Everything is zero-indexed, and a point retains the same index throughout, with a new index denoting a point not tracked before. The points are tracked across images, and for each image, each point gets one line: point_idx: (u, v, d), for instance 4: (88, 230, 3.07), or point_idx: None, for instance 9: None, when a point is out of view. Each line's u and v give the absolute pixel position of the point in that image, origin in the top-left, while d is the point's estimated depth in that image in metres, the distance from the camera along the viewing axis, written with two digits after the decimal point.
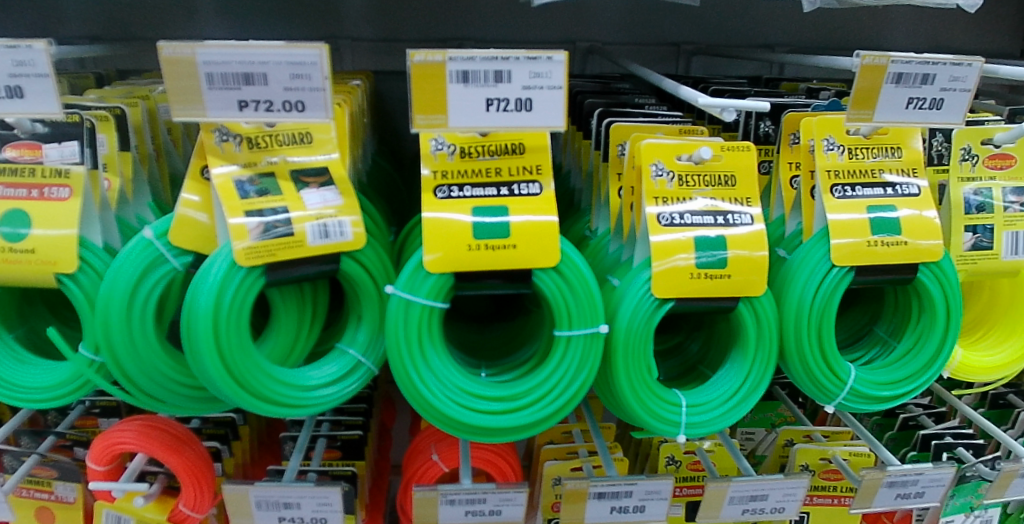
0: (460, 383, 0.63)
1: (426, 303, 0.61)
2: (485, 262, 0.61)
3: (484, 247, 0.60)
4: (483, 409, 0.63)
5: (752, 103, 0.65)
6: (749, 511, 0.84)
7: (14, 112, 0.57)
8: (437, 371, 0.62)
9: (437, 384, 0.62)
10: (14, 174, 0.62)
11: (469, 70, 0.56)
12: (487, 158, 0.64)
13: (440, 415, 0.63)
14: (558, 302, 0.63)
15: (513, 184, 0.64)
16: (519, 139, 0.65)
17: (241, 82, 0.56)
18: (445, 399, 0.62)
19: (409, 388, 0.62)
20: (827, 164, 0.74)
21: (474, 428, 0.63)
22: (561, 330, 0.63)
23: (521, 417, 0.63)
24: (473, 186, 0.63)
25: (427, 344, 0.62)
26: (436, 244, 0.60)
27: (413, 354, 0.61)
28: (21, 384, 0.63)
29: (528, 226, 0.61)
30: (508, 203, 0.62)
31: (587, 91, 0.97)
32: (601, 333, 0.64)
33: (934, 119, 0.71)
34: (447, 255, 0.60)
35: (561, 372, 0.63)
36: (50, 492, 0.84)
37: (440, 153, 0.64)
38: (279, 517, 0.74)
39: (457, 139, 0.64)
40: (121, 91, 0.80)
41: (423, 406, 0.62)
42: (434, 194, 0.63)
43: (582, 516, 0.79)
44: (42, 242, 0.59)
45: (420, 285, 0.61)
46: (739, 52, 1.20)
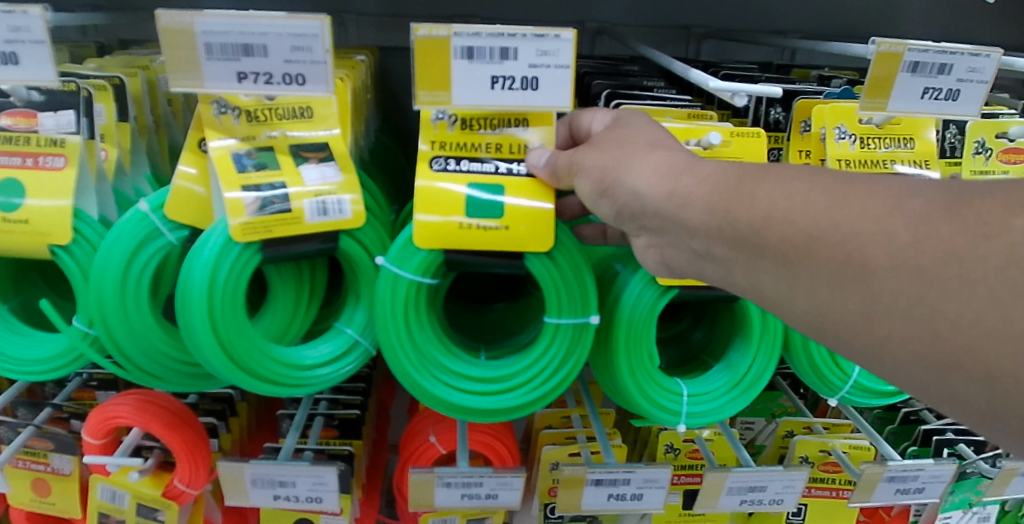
0: (449, 363, 0.63)
1: (413, 279, 0.60)
2: (476, 242, 0.59)
3: (474, 226, 0.59)
4: (477, 391, 0.63)
5: (764, 88, 0.64)
6: (747, 502, 0.84)
7: (9, 80, 0.56)
8: (423, 349, 0.62)
9: (421, 362, 0.62)
10: (9, 142, 0.60)
11: (475, 46, 0.55)
12: (488, 131, 0.62)
13: (433, 398, 0.62)
14: (549, 287, 0.62)
15: (514, 161, 0.61)
16: (524, 115, 0.62)
17: (240, 53, 0.55)
18: (433, 378, 0.62)
19: (398, 370, 0.61)
20: (838, 153, 0.72)
21: (472, 410, 0.63)
22: (550, 317, 0.62)
23: (515, 397, 0.63)
24: (470, 161, 0.61)
25: (414, 323, 0.61)
26: (427, 219, 0.59)
27: (399, 332, 0.60)
28: (16, 357, 0.62)
29: (524, 211, 0.59)
30: (504, 181, 0.60)
31: (595, 72, 0.94)
32: (591, 324, 0.63)
33: (949, 111, 0.69)
34: (439, 230, 0.59)
35: (553, 352, 0.63)
36: (46, 464, 0.83)
37: (440, 123, 0.61)
38: (274, 495, 0.74)
39: (457, 110, 0.62)
40: (121, 61, 0.77)
41: (414, 388, 0.62)
42: (429, 166, 0.61)
43: (579, 503, 0.79)
44: (37, 213, 0.58)
45: (409, 259, 0.60)
46: (753, 37, 1.17)
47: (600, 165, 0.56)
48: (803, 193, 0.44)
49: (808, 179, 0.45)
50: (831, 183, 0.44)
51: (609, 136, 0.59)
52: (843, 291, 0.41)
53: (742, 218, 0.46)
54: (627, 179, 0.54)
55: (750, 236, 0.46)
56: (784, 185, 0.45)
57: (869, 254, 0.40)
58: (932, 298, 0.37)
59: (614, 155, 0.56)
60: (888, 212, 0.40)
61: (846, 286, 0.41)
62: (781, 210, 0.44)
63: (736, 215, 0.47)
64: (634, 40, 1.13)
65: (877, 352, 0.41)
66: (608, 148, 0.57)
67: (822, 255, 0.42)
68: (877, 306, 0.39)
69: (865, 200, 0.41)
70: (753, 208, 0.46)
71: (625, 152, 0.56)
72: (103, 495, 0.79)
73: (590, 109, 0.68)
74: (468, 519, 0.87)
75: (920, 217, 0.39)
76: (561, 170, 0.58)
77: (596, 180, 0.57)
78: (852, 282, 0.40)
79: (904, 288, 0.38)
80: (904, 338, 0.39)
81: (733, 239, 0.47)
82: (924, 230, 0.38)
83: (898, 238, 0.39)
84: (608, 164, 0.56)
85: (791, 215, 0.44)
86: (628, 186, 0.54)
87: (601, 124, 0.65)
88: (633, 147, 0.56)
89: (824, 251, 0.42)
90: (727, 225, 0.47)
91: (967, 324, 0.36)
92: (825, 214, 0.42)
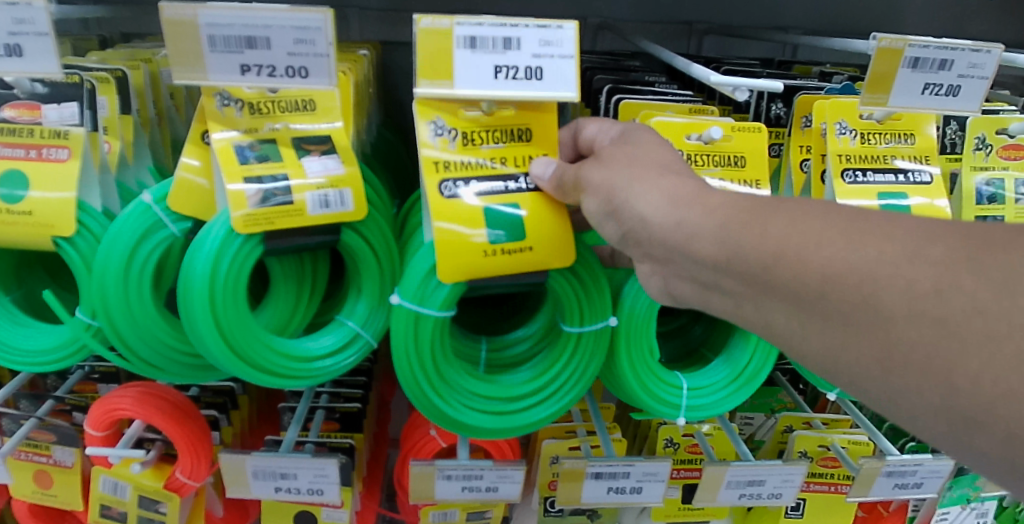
0: (476, 388, 0.64)
1: (439, 315, 0.59)
2: (501, 268, 0.58)
3: (500, 251, 0.57)
4: (515, 409, 0.65)
5: (766, 82, 0.64)
6: (746, 496, 0.84)
7: (13, 71, 0.56)
8: (451, 382, 0.62)
9: (453, 396, 0.62)
10: (13, 134, 0.60)
11: (478, 36, 0.55)
12: (492, 143, 0.60)
13: (478, 429, 0.64)
14: (569, 298, 0.62)
15: (521, 175, 0.59)
16: (527, 124, 0.61)
17: (243, 46, 0.55)
18: (471, 410, 0.63)
19: (436, 413, 0.62)
20: (839, 148, 0.72)
21: (518, 427, 0.65)
22: (572, 326, 0.64)
23: (552, 407, 0.65)
24: (480, 180, 0.58)
25: (438, 358, 0.61)
26: (446, 254, 0.56)
27: (428, 375, 0.61)
28: (20, 348, 0.62)
29: (542, 228, 0.58)
30: (520, 198, 0.58)
31: (597, 67, 0.94)
32: (610, 325, 0.65)
33: (950, 106, 0.69)
34: (461, 263, 0.56)
35: (575, 364, 0.65)
36: (48, 456, 0.84)
37: (441, 139, 0.58)
38: (276, 487, 0.74)
39: (459, 123, 0.59)
40: (124, 54, 0.77)
41: (455, 424, 0.63)
42: (440, 192, 0.57)
43: (579, 496, 0.79)
44: (40, 205, 0.59)
45: (430, 296, 0.59)
46: (755, 33, 1.17)
47: (608, 183, 0.54)
48: (817, 230, 0.43)
49: (822, 216, 0.44)
50: (845, 222, 0.43)
51: (615, 154, 0.56)
52: (859, 340, 0.41)
53: (753, 255, 0.45)
54: (636, 203, 0.52)
55: (762, 274, 0.45)
56: (795, 221, 0.44)
57: (885, 300, 0.39)
58: (954, 352, 0.37)
59: (625, 178, 0.53)
60: (907, 257, 0.39)
61: (862, 335, 0.41)
62: (795, 247, 0.43)
63: (746, 250, 0.46)
64: (635, 36, 1.12)
65: (894, 398, 0.41)
66: (622, 171, 0.54)
67: (838, 298, 0.41)
68: (899, 353, 0.39)
69: (880, 243, 0.41)
70: (764, 244, 0.45)
71: (637, 177, 0.53)
72: (105, 487, 0.79)
73: (592, 120, 0.64)
74: (468, 512, 0.88)
75: (939, 265, 0.38)
76: (568, 185, 0.56)
77: (603, 198, 0.54)
78: (869, 332, 0.40)
79: (925, 339, 0.38)
80: (921, 387, 0.39)
81: (743, 275, 0.47)
82: (945, 281, 0.38)
83: (919, 287, 0.38)
84: (618, 186, 0.53)
85: (807, 256, 0.43)
86: (637, 212, 0.52)
87: (608, 138, 0.61)
88: (643, 170, 0.53)
89: (842, 294, 0.41)
90: (737, 260, 0.46)
91: (988, 382, 0.35)
92: (841, 258, 0.41)
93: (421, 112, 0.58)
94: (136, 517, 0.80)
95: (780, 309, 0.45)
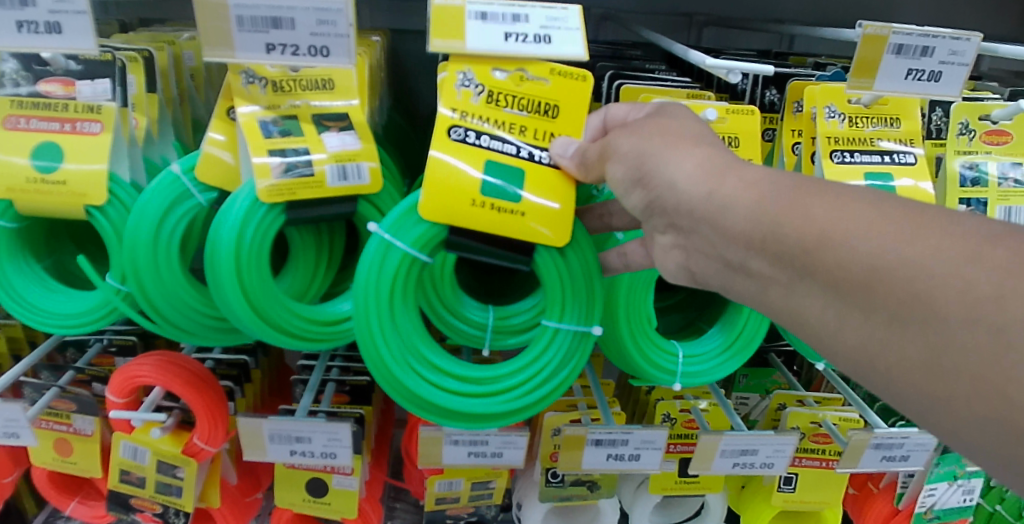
0: (426, 352, 0.65)
1: (408, 251, 0.61)
2: (480, 221, 0.61)
3: (488, 206, 0.61)
4: (457, 391, 0.65)
5: (757, 66, 0.68)
6: (739, 465, 0.88)
7: (52, 48, 0.59)
8: (400, 328, 0.63)
9: (395, 342, 0.63)
10: (47, 108, 0.63)
11: (488, 11, 0.61)
12: (515, 109, 0.63)
13: (405, 391, 0.64)
14: (554, 279, 0.64)
15: (539, 147, 0.63)
16: (555, 100, 0.64)
17: (269, 26, 0.59)
18: (410, 373, 0.64)
19: (372, 356, 0.62)
20: (828, 131, 0.76)
21: (442, 409, 0.65)
22: (551, 319, 0.66)
23: (496, 401, 0.66)
24: (491, 137, 0.62)
25: (398, 303, 0.62)
26: (436, 192, 0.60)
27: (381, 316, 0.62)
28: (49, 311, 0.66)
29: (540, 206, 0.62)
30: (524, 166, 0.62)
31: (600, 55, 0.97)
32: (592, 334, 0.66)
33: (932, 91, 0.73)
34: (445, 204, 0.60)
35: (547, 361, 0.66)
36: (69, 424, 0.87)
37: (466, 91, 0.62)
38: (291, 451, 0.78)
39: (487, 81, 0.62)
40: (146, 36, 0.79)
41: (381, 373, 0.63)
42: (447, 135, 0.61)
43: (579, 462, 0.83)
44: (74, 176, 0.62)
45: (407, 231, 0.61)
46: (756, 25, 1.18)
47: (637, 152, 0.56)
48: (869, 219, 0.43)
49: (874, 206, 0.44)
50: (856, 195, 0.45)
51: (651, 124, 0.58)
52: (907, 333, 0.40)
53: (793, 235, 0.46)
54: (666, 170, 0.54)
55: (800, 256, 0.46)
56: (843, 204, 0.45)
57: (939, 298, 0.39)
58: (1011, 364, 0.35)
59: (653, 142, 0.56)
60: (953, 244, 0.40)
61: (910, 330, 0.40)
62: (841, 233, 0.44)
63: (786, 229, 0.47)
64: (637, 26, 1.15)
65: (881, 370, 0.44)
66: (652, 137, 0.57)
67: (885, 290, 0.41)
68: (939, 351, 0.39)
69: (940, 239, 0.40)
70: (807, 226, 0.46)
71: (666, 142, 0.56)
72: (125, 452, 0.82)
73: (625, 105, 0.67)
74: (472, 482, 0.93)
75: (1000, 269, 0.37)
76: (591, 161, 0.60)
77: (631, 166, 0.57)
78: (917, 327, 0.40)
79: (979, 345, 0.36)
80: None
81: (779, 255, 0.47)
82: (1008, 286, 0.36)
83: (978, 290, 0.37)
84: (645, 151, 0.56)
85: (854, 242, 0.43)
86: (667, 178, 0.54)
87: (641, 114, 0.64)
88: (675, 140, 0.56)
89: (890, 285, 0.41)
90: (774, 239, 0.47)
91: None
92: (892, 248, 0.41)
93: (454, 62, 0.62)
94: (154, 482, 0.83)
95: (818, 297, 0.46)
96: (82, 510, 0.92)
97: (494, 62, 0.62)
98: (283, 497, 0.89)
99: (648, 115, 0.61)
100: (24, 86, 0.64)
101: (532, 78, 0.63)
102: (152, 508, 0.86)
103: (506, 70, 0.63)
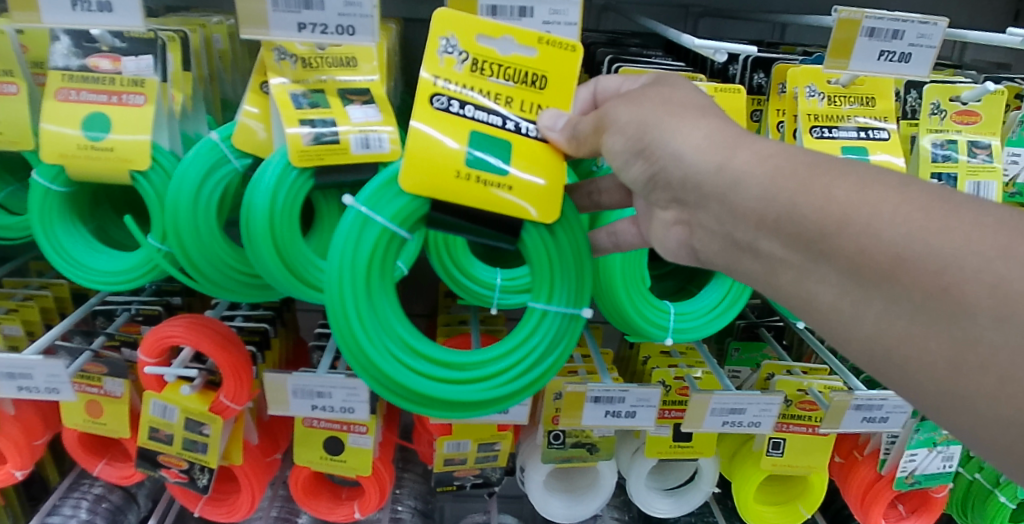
0: (408, 337, 0.61)
1: (387, 226, 0.58)
2: (465, 195, 0.58)
3: (473, 178, 0.57)
4: (437, 378, 0.62)
5: (740, 47, 0.76)
6: (728, 424, 0.94)
7: (103, 25, 0.65)
8: (381, 312, 0.60)
9: (374, 328, 0.59)
10: (97, 82, 0.70)
11: (498, 5, 0.69)
12: (501, 79, 0.60)
13: (381, 377, 0.60)
14: (542, 258, 0.61)
15: (526, 120, 0.60)
16: (543, 72, 0.61)
17: (301, 6, 0.65)
18: (388, 358, 0.60)
19: (346, 339, 0.59)
20: (808, 108, 0.83)
21: (419, 397, 0.62)
22: (539, 302, 0.63)
23: (478, 389, 0.63)
24: (476, 108, 0.59)
25: (376, 284, 0.59)
26: (418, 166, 0.57)
27: (359, 297, 0.59)
28: (98, 269, 0.72)
29: (526, 183, 0.59)
30: (512, 138, 0.59)
31: (599, 42, 1.04)
32: (582, 315, 0.64)
33: (904, 72, 0.80)
34: (431, 180, 0.57)
35: (534, 345, 0.63)
36: (99, 387, 0.89)
37: (449, 58, 0.60)
38: (312, 406, 0.83)
39: (471, 48, 0.60)
40: (178, 20, 0.84)
41: (356, 356, 0.60)
42: (430, 103, 0.58)
43: (579, 418, 0.90)
44: (120, 144, 0.68)
45: (385, 205, 0.58)
46: (752, 16, 1.18)
47: (638, 122, 0.56)
48: (894, 203, 0.45)
49: (901, 190, 0.45)
50: (845, 164, 0.49)
51: (645, 94, 0.58)
52: (933, 327, 0.42)
53: (814, 218, 0.47)
54: (671, 141, 0.54)
55: (818, 239, 0.47)
56: (865, 184, 0.46)
57: (968, 293, 0.40)
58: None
59: (655, 113, 0.56)
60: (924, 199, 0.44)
61: (937, 326, 0.42)
62: (863, 217, 0.45)
63: (805, 212, 0.47)
64: (636, 14, 1.21)
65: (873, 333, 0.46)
66: (650, 105, 0.57)
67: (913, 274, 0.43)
68: (970, 351, 0.40)
69: (940, 216, 0.43)
70: (827, 209, 0.46)
71: (669, 112, 0.56)
72: (154, 410, 0.87)
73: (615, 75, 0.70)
74: (479, 443, 0.98)
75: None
76: (584, 134, 0.58)
77: (632, 138, 0.56)
78: (945, 324, 0.41)
79: (1011, 343, 0.39)
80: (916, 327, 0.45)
81: (795, 237, 0.48)
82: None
83: (1011, 287, 0.39)
84: (646, 122, 0.56)
85: (879, 227, 0.44)
86: (671, 149, 0.54)
87: (637, 84, 0.65)
88: (678, 111, 0.56)
89: (915, 273, 0.42)
90: (791, 219, 0.48)
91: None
92: (918, 239, 0.43)
93: (437, 27, 0.60)
94: (181, 439, 0.88)
95: (836, 285, 0.47)
96: (109, 471, 0.95)
97: (478, 28, 0.60)
98: (302, 455, 0.94)
99: (647, 85, 0.61)
100: (74, 61, 0.70)
101: (518, 48, 0.61)
102: (178, 465, 0.90)
103: (491, 39, 0.61)
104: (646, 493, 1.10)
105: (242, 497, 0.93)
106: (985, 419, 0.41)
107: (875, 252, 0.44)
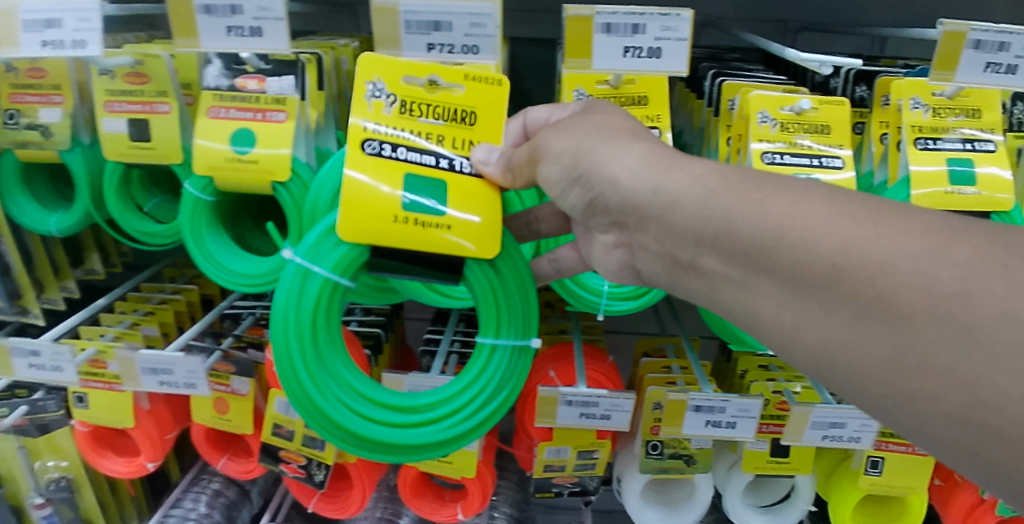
0: (357, 385, 0.65)
1: (328, 275, 0.62)
2: (403, 237, 0.60)
3: (411, 221, 0.60)
4: (387, 424, 0.65)
5: (846, 59, 0.77)
6: (828, 438, 0.94)
7: (254, 48, 0.72)
8: (329, 366, 0.65)
9: (325, 379, 0.64)
10: (243, 100, 0.76)
11: (612, 22, 0.73)
12: (430, 119, 0.62)
13: (335, 429, 0.64)
14: (486, 295, 0.64)
15: (461, 157, 0.62)
16: (472, 108, 0.63)
17: (431, 28, 0.70)
18: (340, 408, 0.64)
19: (297, 391, 0.64)
20: (913, 120, 0.83)
21: (374, 444, 0.65)
22: (488, 337, 0.66)
23: (428, 432, 0.65)
24: (408, 149, 0.61)
25: (320, 333, 0.64)
26: (355, 213, 0.60)
27: (306, 352, 0.63)
28: (237, 271, 0.78)
29: (463, 222, 0.61)
30: (445, 177, 0.61)
31: (700, 58, 1.07)
32: (532, 346, 0.66)
33: (1011, 84, 0.79)
34: (367, 226, 0.60)
35: (484, 382, 0.66)
36: (227, 385, 0.94)
37: (377, 102, 0.61)
38: None
39: (398, 90, 0.62)
40: (312, 44, 0.91)
41: (309, 410, 0.64)
42: (362, 148, 0.60)
43: (679, 427, 0.91)
44: (264, 157, 0.74)
45: (325, 256, 0.62)
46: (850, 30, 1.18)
47: (572, 149, 0.59)
48: (822, 218, 0.46)
49: (827, 202, 0.47)
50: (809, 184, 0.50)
51: (575, 121, 0.62)
52: (873, 332, 0.42)
53: (747, 232, 0.49)
54: (606, 167, 0.57)
55: (759, 254, 0.49)
56: (797, 199, 0.48)
57: (903, 297, 0.41)
58: (981, 363, 0.37)
59: (589, 137, 0.59)
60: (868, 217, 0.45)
61: (878, 330, 0.42)
62: (797, 231, 0.47)
63: (740, 229, 0.50)
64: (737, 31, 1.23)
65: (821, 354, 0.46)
66: (580, 133, 0.60)
67: (846, 284, 0.44)
68: (908, 353, 0.40)
69: (884, 228, 0.44)
70: (761, 225, 0.49)
71: (602, 138, 0.59)
72: (279, 406, 0.92)
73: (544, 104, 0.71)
74: (578, 451, 0.99)
75: (962, 265, 0.40)
76: (518, 166, 0.61)
77: (567, 165, 0.60)
78: (884, 327, 0.42)
79: (946, 346, 0.39)
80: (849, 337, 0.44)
81: (731, 251, 0.50)
82: (970, 284, 0.39)
83: (940, 288, 0.40)
84: (580, 147, 0.59)
85: (812, 241, 0.46)
86: (608, 175, 0.57)
87: (567, 113, 0.68)
88: (611, 135, 0.59)
89: (850, 282, 0.43)
90: (727, 235, 0.50)
91: (1017, 398, 0.35)
92: (851, 246, 0.44)
93: (363, 72, 0.61)
94: (301, 436, 0.92)
95: (773, 294, 0.48)
96: (231, 466, 1.02)
97: (402, 69, 0.61)
98: None
99: (577, 113, 0.64)
100: (224, 81, 0.77)
101: (444, 86, 0.62)
102: (297, 461, 0.94)
103: (416, 78, 0.62)
104: (741, 509, 1.09)
105: (354, 495, 0.97)
106: (927, 421, 0.40)
107: (811, 262, 0.46)
